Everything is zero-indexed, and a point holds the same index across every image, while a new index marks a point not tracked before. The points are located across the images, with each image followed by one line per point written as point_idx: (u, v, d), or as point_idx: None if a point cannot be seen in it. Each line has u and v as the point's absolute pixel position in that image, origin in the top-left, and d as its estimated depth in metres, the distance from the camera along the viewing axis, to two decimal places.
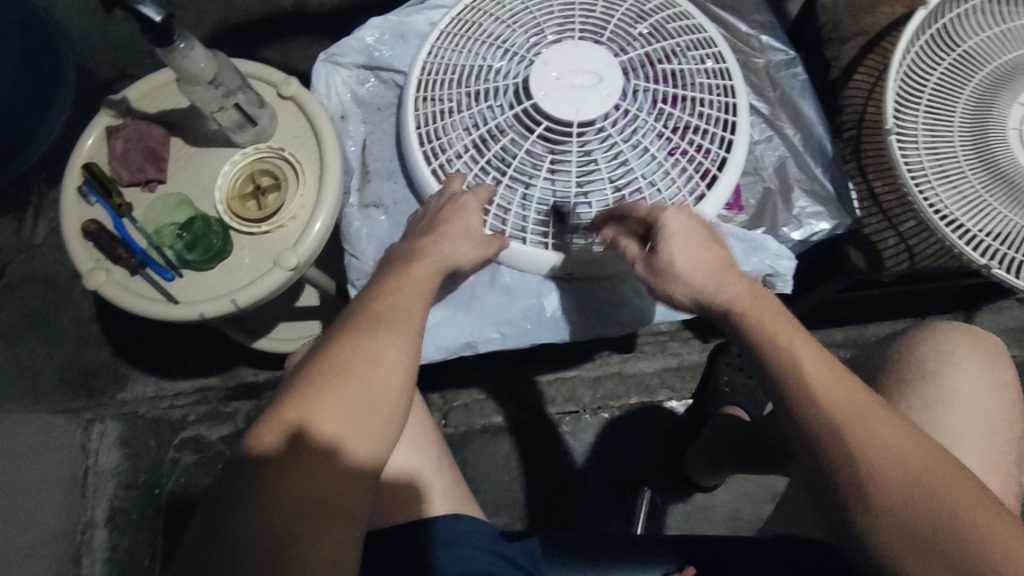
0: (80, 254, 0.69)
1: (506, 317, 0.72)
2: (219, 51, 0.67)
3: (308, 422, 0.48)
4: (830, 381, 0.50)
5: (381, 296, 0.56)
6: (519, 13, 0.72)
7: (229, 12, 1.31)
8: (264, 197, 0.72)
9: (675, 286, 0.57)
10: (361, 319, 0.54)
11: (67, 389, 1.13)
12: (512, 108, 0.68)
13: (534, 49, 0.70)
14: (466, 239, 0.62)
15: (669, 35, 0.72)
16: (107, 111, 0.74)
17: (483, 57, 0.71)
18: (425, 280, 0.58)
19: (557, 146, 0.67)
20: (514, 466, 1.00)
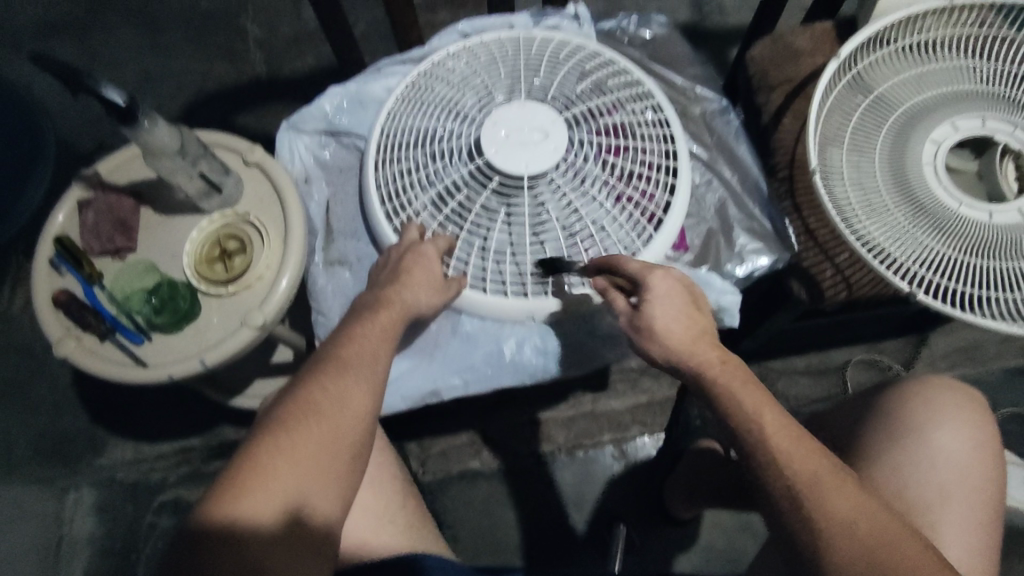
0: (51, 324, 0.71)
1: (467, 364, 0.74)
2: (182, 125, 0.71)
3: (283, 459, 0.50)
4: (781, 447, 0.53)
5: (350, 339, 0.59)
6: (468, 77, 0.77)
7: (205, 82, 1.37)
8: (231, 260, 0.74)
9: (653, 345, 0.59)
10: (332, 363, 0.57)
11: (41, 457, 1.12)
12: (465, 165, 0.72)
13: (483, 108, 0.75)
14: (426, 284, 0.65)
15: (609, 90, 0.77)
16: (79, 185, 0.77)
17: (436, 119, 0.75)
18: (392, 327, 0.61)
19: (510, 198, 0.71)
20: (492, 511, 1.01)
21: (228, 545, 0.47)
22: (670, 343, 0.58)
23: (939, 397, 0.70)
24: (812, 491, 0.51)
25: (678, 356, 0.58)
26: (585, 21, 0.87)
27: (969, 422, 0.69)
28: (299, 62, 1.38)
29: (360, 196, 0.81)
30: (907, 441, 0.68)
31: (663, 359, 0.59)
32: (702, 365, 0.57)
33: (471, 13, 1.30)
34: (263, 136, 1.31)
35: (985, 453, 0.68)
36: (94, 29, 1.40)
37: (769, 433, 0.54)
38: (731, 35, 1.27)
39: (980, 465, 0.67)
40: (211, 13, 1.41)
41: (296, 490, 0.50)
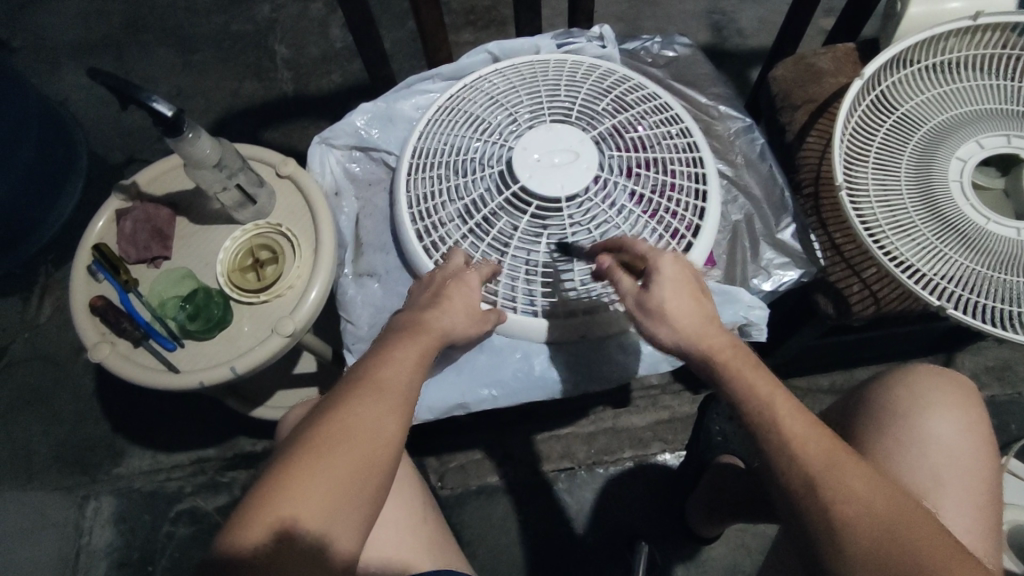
0: (86, 328, 0.73)
1: (496, 379, 0.74)
2: (223, 138, 0.73)
3: (316, 482, 0.50)
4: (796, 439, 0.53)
5: (387, 362, 0.57)
6: (495, 95, 0.80)
7: (233, 100, 1.40)
8: (263, 270, 0.76)
9: (660, 326, 0.57)
10: (366, 384, 0.55)
11: (63, 465, 1.13)
12: (500, 188, 0.73)
13: (511, 129, 0.76)
14: (466, 307, 0.65)
15: (631, 105, 0.79)
16: (119, 194, 0.80)
17: (465, 135, 0.77)
18: (428, 352, 0.60)
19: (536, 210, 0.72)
20: (511, 526, 1.00)
21: (240, 575, 0.47)
22: (678, 328, 0.56)
23: (926, 388, 0.71)
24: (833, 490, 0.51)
25: (688, 342, 0.56)
26: (609, 41, 0.88)
27: (961, 410, 0.69)
28: (325, 81, 1.42)
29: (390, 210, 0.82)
30: (897, 431, 0.69)
31: (673, 343, 0.56)
32: (711, 354, 0.55)
33: (494, 34, 1.33)
34: (289, 151, 1.33)
35: (979, 438, 0.68)
36: (128, 49, 1.45)
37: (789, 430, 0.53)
38: (750, 56, 1.30)
39: (975, 451, 0.67)
40: (241, 34, 1.46)
41: (321, 517, 0.49)
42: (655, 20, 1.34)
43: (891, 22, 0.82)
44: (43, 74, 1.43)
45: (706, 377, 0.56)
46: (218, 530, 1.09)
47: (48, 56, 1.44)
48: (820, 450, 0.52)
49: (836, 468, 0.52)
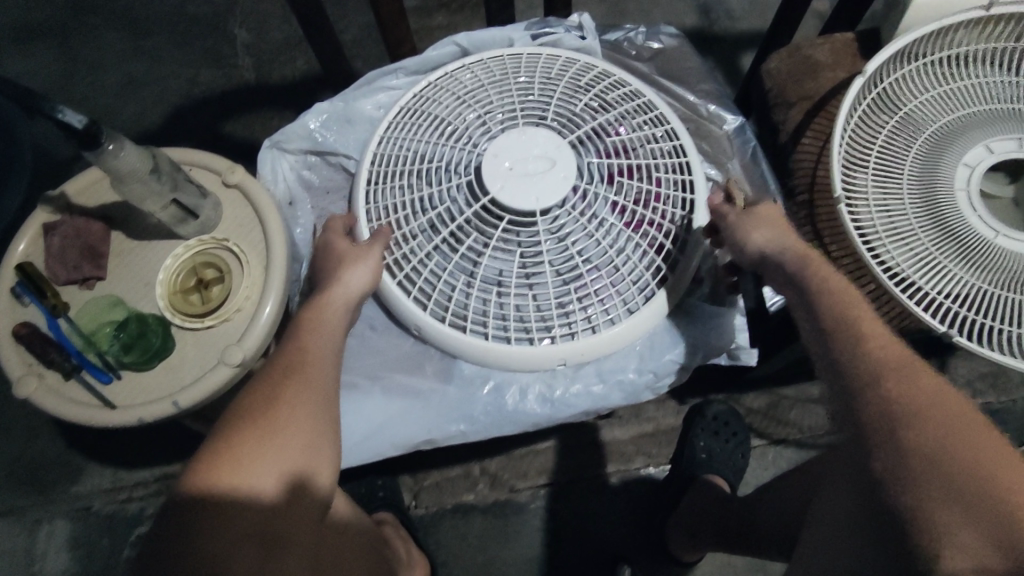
0: (10, 361, 0.66)
1: (466, 412, 0.68)
2: (153, 145, 0.65)
3: (264, 421, 0.53)
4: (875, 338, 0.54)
5: (309, 329, 0.60)
6: (463, 94, 0.72)
7: (190, 88, 1.31)
8: (208, 290, 0.69)
9: (748, 234, 0.63)
10: (293, 355, 0.58)
11: (14, 486, 1.07)
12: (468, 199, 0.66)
13: (480, 132, 0.69)
14: (372, 272, 0.64)
15: (612, 104, 0.72)
16: (44, 209, 0.72)
17: (429, 138, 0.70)
18: (340, 320, 0.62)
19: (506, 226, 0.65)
20: (489, 548, 0.95)
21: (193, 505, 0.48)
22: (759, 237, 0.63)
23: None
24: (927, 426, 0.47)
25: (778, 249, 0.62)
26: (590, 32, 0.81)
27: None
28: (289, 68, 1.32)
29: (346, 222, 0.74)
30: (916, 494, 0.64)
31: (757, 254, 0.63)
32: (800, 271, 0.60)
33: (469, 18, 1.24)
34: (251, 145, 1.25)
35: None
36: (74, 33, 1.34)
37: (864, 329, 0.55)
38: (741, 41, 1.22)
39: None
40: (198, 16, 1.36)
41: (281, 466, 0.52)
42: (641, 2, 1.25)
43: (895, 11, 0.75)
44: None
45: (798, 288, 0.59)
46: None
47: None
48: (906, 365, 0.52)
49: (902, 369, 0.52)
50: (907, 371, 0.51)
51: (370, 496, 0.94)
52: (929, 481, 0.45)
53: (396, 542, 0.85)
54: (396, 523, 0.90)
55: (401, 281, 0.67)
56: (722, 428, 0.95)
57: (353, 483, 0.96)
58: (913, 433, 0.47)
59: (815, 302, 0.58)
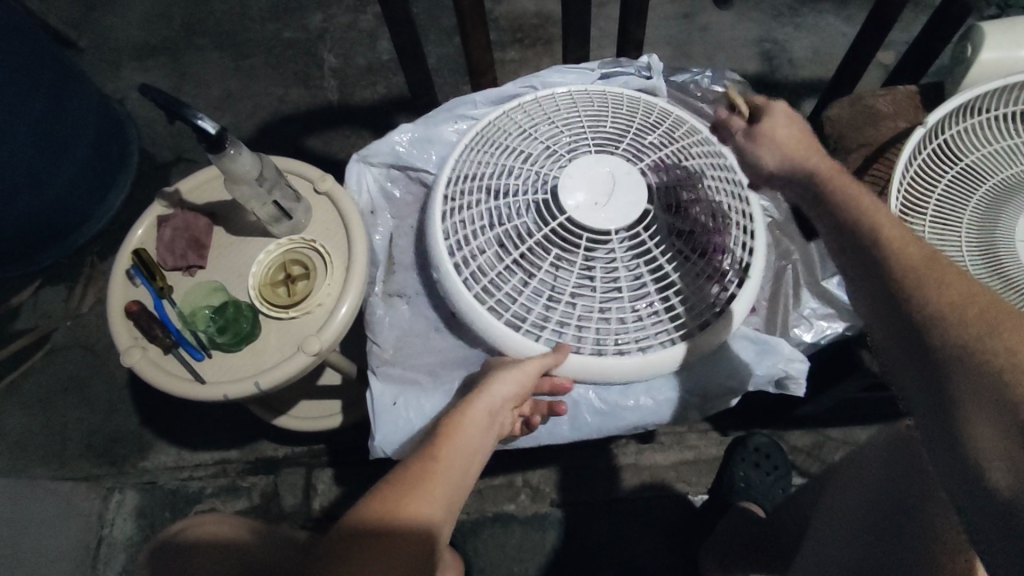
0: (119, 333, 0.74)
1: None
2: (262, 153, 0.74)
3: (430, 479, 0.51)
4: (896, 238, 0.48)
5: (454, 438, 0.55)
6: (531, 124, 0.76)
7: (280, 105, 1.43)
8: (294, 284, 0.76)
9: (768, 148, 0.60)
10: (427, 464, 0.52)
11: (94, 455, 1.18)
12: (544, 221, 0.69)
13: (550, 158, 0.73)
14: (517, 384, 0.61)
15: (666, 132, 0.76)
16: (160, 202, 0.81)
17: (500, 166, 0.73)
18: (481, 440, 0.56)
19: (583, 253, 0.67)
20: (524, 559, 0.98)
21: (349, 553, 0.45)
22: (788, 146, 0.59)
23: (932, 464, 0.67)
24: (934, 296, 0.43)
25: (793, 159, 0.59)
26: (657, 73, 0.86)
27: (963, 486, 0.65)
28: (369, 92, 1.43)
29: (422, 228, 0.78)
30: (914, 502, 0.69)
31: (779, 160, 0.59)
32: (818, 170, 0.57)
33: (540, 53, 1.32)
34: (330, 159, 1.35)
35: None
36: (183, 51, 1.49)
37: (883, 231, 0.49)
38: (803, 88, 1.26)
39: None
40: (293, 41, 1.49)
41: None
42: (707, 47, 1.31)
43: (959, 65, 0.77)
44: (102, 73, 1.49)
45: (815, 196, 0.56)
46: None
47: (108, 55, 1.50)
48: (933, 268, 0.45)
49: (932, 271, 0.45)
50: (910, 250, 0.47)
51: None
52: (963, 393, 0.39)
53: None
54: None
55: (472, 289, 0.69)
56: (763, 461, 0.98)
57: None
58: (945, 333, 0.41)
59: (831, 202, 0.54)
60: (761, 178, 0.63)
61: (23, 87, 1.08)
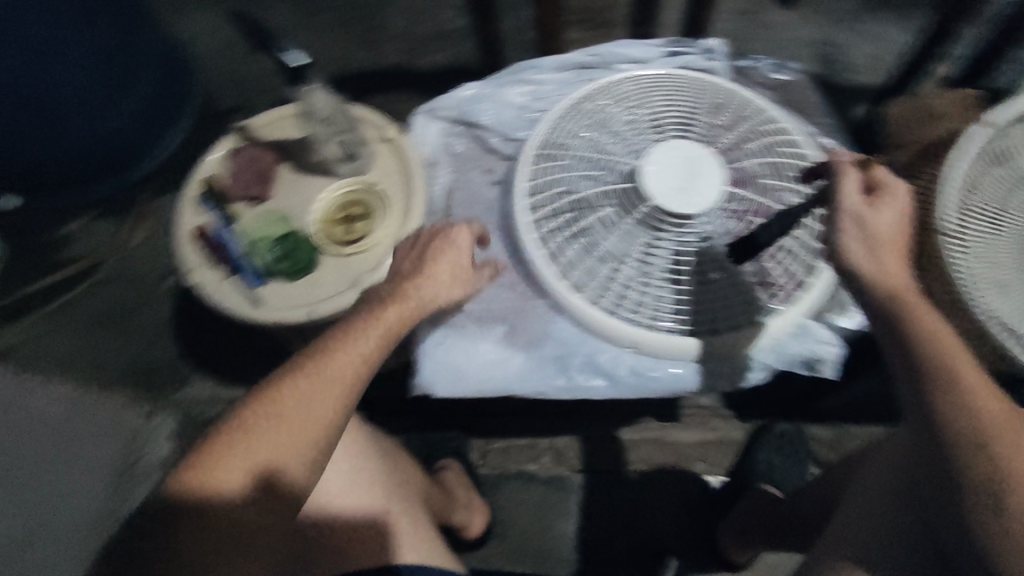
0: (186, 254, 0.79)
1: (566, 364, 0.73)
2: (341, 100, 0.81)
3: (292, 394, 0.58)
4: (962, 373, 0.53)
5: (356, 340, 0.62)
6: (611, 109, 0.82)
7: (340, 65, 1.48)
8: (353, 224, 0.79)
9: (871, 253, 0.58)
10: (330, 359, 0.60)
11: (132, 381, 1.22)
12: (628, 208, 0.73)
13: (632, 144, 0.78)
14: (424, 296, 0.67)
15: (744, 119, 0.79)
16: (234, 136, 0.86)
17: (585, 148, 0.79)
18: (396, 331, 0.64)
19: (654, 229, 0.72)
20: (543, 517, 1.03)
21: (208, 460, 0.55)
22: (888, 251, 0.58)
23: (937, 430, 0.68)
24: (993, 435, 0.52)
25: (883, 271, 0.57)
26: (719, 55, 0.87)
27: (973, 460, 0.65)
28: (427, 61, 1.47)
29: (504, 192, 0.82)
30: None
31: (867, 261, 0.57)
32: (897, 287, 0.57)
33: None
34: None
35: None
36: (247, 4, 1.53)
37: (953, 364, 0.54)
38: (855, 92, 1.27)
39: None
40: None
41: (275, 471, 0.56)
42: (764, 44, 1.33)
43: None
44: (168, 17, 1.53)
45: (882, 310, 0.57)
46: None
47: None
48: (993, 412, 0.52)
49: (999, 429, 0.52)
50: (973, 382, 0.53)
51: (444, 444, 1.07)
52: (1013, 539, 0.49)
53: (455, 485, 0.97)
54: (456, 472, 1.01)
55: (549, 256, 0.74)
56: (784, 446, 1.03)
57: (431, 433, 1.08)
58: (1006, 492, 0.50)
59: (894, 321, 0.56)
60: (834, 267, 0.61)
61: (80, 13, 1.09)
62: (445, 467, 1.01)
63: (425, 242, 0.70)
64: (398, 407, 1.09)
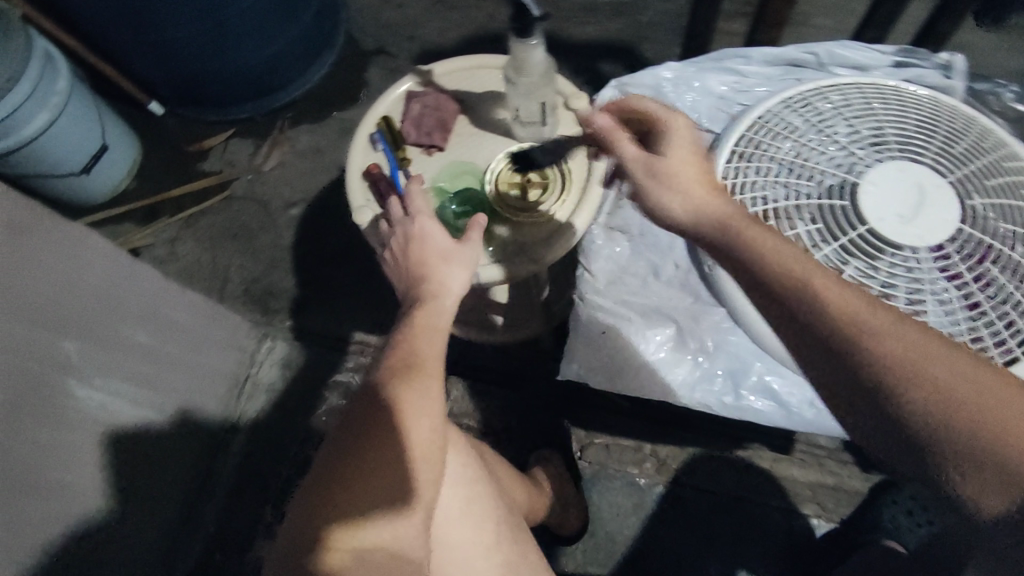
0: (354, 191, 0.77)
1: (735, 382, 0.68)
2: (553, 63, 0.72)
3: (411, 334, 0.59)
4: (845, 308, 0.49)
5: (420, 332, 0.59)
6: (826, 114, 0.73)
7: (488, 23, 1.47)
8: (529, 192, 0.76)
9: (674, 198, 0.58)
10: (407, 359, 0.58)
11: (248, 302, 1.25)
12: (835, 229, 0.67)
13: (847, 157, 0.70)
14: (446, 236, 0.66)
15: (985, 149, 0.69)
16: (413, 78, 0.83)
17: (792, 157, 0.72)
18: (442, 318, 0.61)
19: (863, 258, 0.65)
20: (642, 525, 1.00)
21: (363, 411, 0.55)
22: (693, 194, 0.58)
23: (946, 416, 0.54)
24: (919, 373, 0.45)
25: (715, 221, 0.56)
26: (957, 73, 0.76)
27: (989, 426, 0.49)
28: (578, 30, 1.40)
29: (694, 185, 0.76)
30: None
31: (688, 210, 0.58)
32: (741, 225, 0.55)
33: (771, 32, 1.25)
34: None
35: None
36: None
37: (834, 304, 0.49)
38: None
39: None
40: None
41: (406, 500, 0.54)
42: None
43: None
44: None
45: (731, 255, 0.55)
46: None
47: None
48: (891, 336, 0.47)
49: (908, 353, 0.46)
50: (864, 314, 0.48)
51: (545, 433, 1.01)
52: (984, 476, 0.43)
53: (552, 482, 0.94)
54: (553, 464, 0.97)
55: None
56: (917, 511, 0.92)
57: (533, 415, 1.04)
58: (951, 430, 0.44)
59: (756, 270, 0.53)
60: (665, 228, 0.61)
61: None
62: (542, 460, 0.97)
63: (406, 242, 0.65)
64: (505, 381, 1.08)
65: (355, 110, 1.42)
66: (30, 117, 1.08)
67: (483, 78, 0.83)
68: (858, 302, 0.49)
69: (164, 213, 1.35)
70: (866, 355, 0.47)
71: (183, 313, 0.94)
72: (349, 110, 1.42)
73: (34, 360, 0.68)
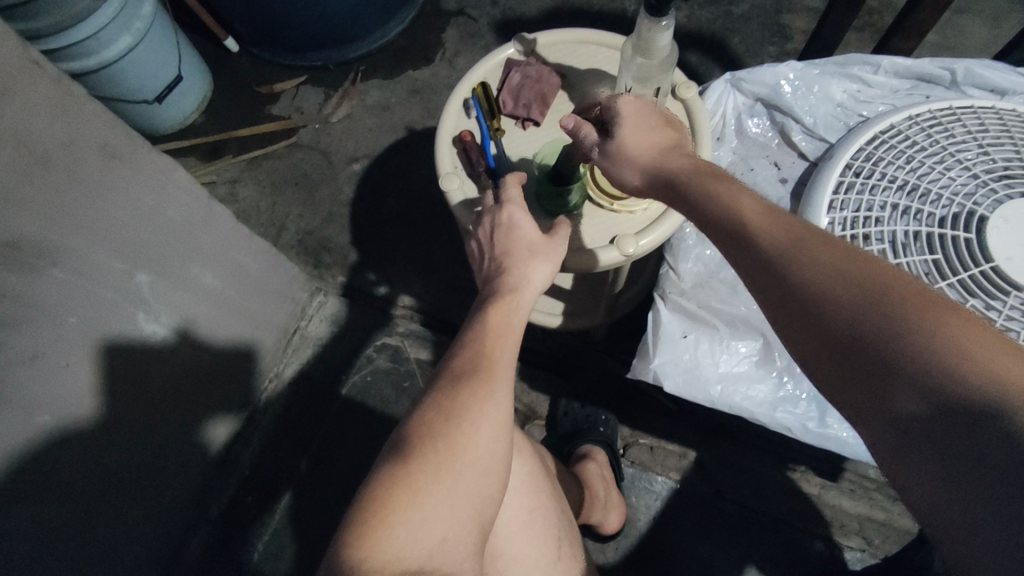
0: (443, 156, 0.75)
1: (821, 407, 0.66)
2: (675, 47, 0.67)
3: (481, 342, 0.57)
4: (751, 214, 0.49)
5: (495, 332, 0.58)
6: (958, 137, 0.68)
7: None
8: None
9: (625, 170, 0.60)
10: (478, 359, 0.56)
11: (302, 253, 1.24)
12: (955, 259, 0.62)
13: (975, 184, 0.65)
14: (528, 229, 0.63)
15: None
16: (516, 46, 0.80)
17: (915, 177, 0.67)
18: (517, 315, 0.59)
19: (982, 293, 0.61)
20: (681, 534, 0.97)
21: (427, 416, 0.54)
22: (642, 162, 0.59)
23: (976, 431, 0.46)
24: (804, 264, 0.44)
25: (654, 178, 0.58)
26: None
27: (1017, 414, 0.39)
28: None
29: (803, 196, 0.73)
30: None
31: (639, 177, 0.59)
32: (674, 171, 0.56)
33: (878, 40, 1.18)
34: None
35: None
36: None
37: (745, 217, 0.49)
38: None
39: None
40: None
41: (462, 517, 0.51)
42: None
43: None
44: None
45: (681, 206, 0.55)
46: (410, 378, 1.11)
47: None
48: (792, 233, 0.46)
49: (803, 246, 0.45)
50: (756, 214, 0.49)
51: (592, 428, 0.99)
52: (891, 373, 0.37)
53: (596, 482, 0.91)
54: (599, 462, 0.95)
55: None
56: None
57: (581, 406, 1.02)
58: (834, 309, 0.41)
59: (685, 197, 0.54)
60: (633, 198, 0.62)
61: None
62: (586, 456, 0.95)
63: (492, 230, 0.64)
64: (555, 368, 1.07)
65: (428, 70, 1.38)
66: (113, 39, 1.06)
67: (587, 54, 0.80)
68: (813, 235, 0.46)
69: (227, 152, 1.34)
70: (799, 270, 0.44)
71: (248, 259, 0.93)
72: (422, 69, 1.38)
73: (107, 288, 0.68)
